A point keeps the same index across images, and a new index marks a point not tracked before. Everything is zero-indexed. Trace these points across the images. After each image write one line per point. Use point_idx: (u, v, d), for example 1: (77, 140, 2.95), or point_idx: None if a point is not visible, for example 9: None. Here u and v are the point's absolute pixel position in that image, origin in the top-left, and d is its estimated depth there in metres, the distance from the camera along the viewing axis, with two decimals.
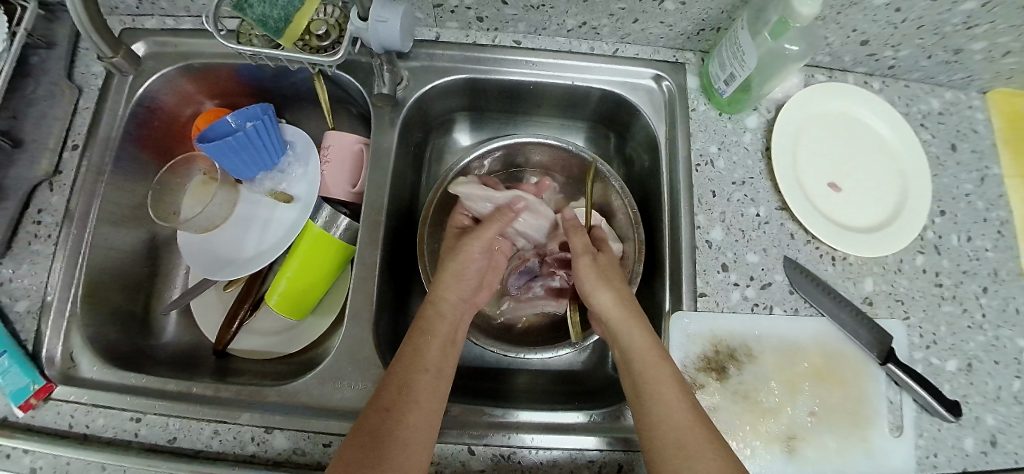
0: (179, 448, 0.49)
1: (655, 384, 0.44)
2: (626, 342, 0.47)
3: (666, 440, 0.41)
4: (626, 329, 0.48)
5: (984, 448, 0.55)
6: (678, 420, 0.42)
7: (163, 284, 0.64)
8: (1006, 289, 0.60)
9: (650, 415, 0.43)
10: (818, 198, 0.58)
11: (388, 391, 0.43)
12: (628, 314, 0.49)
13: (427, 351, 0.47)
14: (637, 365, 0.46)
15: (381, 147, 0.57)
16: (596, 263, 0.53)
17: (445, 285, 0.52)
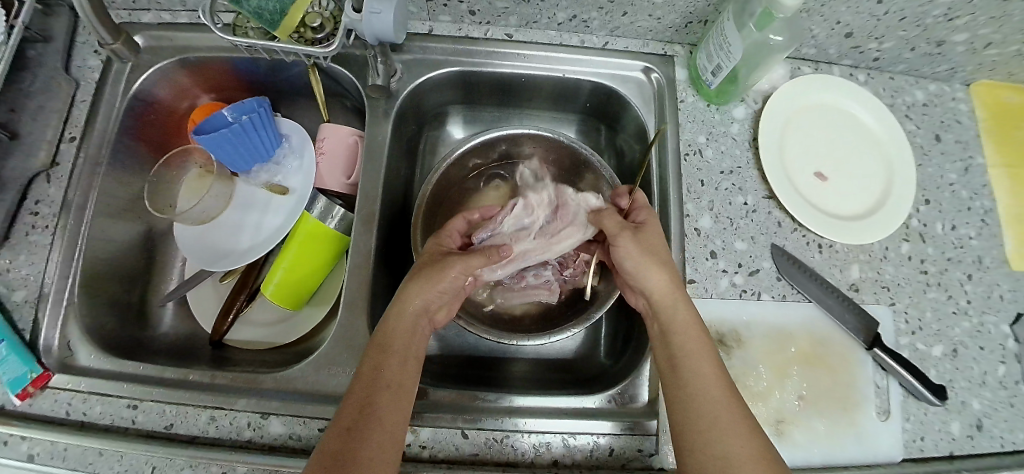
0: (177, 434, 0.50)
1: (695, 363, 0.44)
2: (670, 317, 0.47)
3: (702, 422, 0.42)
4: (671, 305, 0.47)
5: (971, 432, 0.58)
6: (715, 405, 0.42)
7: (158, 276, 0.64)
8: (990, 276, 0.62)
9: (688, 394, 0.43)
10: (804, 187, 0.58)
11: (360, 379, 0.43)
12: (675, 290, 0.48)
13: (387, 370, 0.44)
14: (675, 341, 0.46)
15: (374, 138, 0.58)
16: (651, 240, 0.49)
17: (421, 278, 0.49)
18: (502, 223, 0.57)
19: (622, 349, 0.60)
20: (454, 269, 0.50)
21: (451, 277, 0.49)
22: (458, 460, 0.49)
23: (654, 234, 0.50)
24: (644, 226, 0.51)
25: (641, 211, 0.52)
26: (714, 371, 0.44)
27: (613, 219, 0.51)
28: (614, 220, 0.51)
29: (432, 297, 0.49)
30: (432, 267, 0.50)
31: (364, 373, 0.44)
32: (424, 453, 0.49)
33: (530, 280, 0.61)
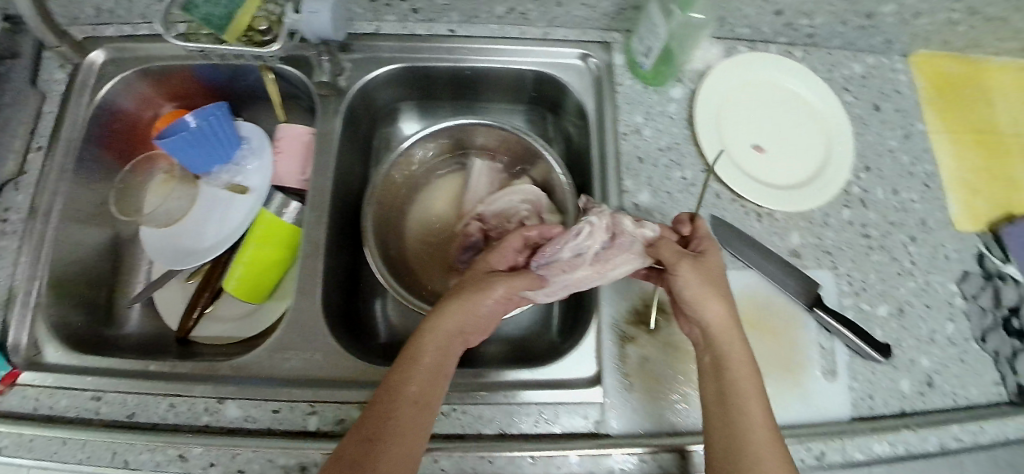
0: (138, 423, 0.52)
1: (745, 402, 0.43)
2: (727, 347, 0.45)
3: (740, 462, 0.40)
4: (728, 338, 0.45)
5: (922, 389, 0.60)
6: (757, 448, 0.40)
7: (125, 278, 0.66)
8: (936, 237, 0.64)
9: (731, 433, 0.42)
10: (741, 158, 0.59)
11: (378, 404, 0.42)
12: (732, 324, 0.46)
13: (409, 387, 0.42)
14: (727, 374, 0.44)
15: (324, 134, 0.60)
16: (708, 268, 0.47)
17: (451, 303, 0.47)
18: (560, 250, 0.52)
19: (572, 326, 0.62)
20: (483, 297, 0.47)
21: (480, 301, 0.47)
22: None
23: (715, 266, 0.48)
24: (705, 255, 0.48)
25: (702, 238, 0.50)
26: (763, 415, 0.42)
27: (667, 250, 0.48)
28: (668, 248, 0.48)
29: (467, 318, 0.47)
30: (466, 298, 0.47)
31: (382, 392, 0.43)
32: None
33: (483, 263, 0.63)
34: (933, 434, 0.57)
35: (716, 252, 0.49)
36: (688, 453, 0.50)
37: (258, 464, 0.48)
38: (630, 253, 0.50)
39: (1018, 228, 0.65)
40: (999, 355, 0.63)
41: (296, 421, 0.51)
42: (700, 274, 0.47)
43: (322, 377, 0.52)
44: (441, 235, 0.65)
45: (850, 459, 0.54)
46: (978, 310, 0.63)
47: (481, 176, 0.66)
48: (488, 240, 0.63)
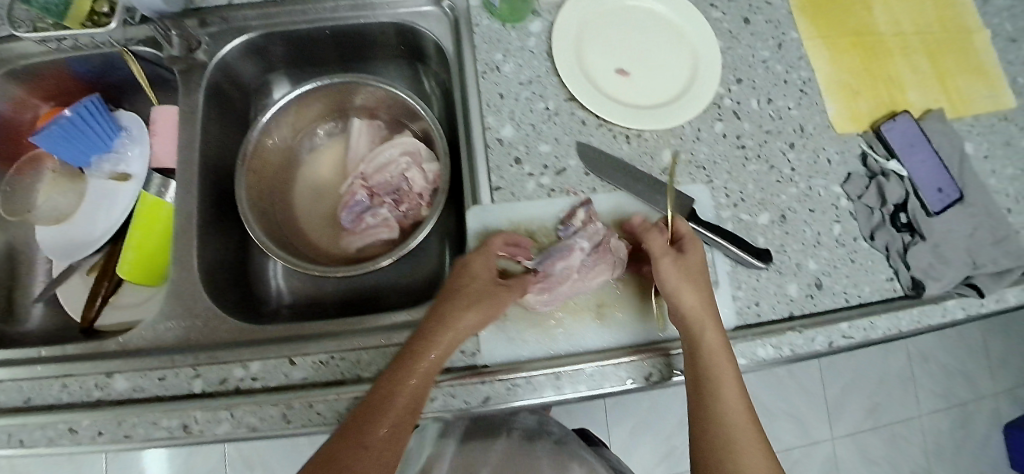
0: (34, 406, 0.52)
1: (718, 389, 0.47)
2: (700, 336, 0.48)
3: (721, 443, 0.47)
4: (700, 330, 0.48)
5: (811, 292, 0.60)
6: (734, 427, 0.47)
7: (25, 278, 0.67)
8: (816, 142, 0.64)
9: (709, 417, 0.48)
10: (604, 84, 0.59)
11: (359, 415, 0.44)
12: (708, 308, 0.49)
13: (395, 405, 0.43)
14: (703, 361, 0.48)
15: (189, 109, 0.60)
16: (687, 265, 0.50)
17: (439, 328, 0.47)
18: (557, 263, 0.53)
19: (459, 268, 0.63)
20: (481, 307, 0.48)
21: (462, 326, 0.47)
22: (288, 385, 0.50)
23: (695, 261, 0.51)
24: (688, 254, 0.51)
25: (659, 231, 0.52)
26: (736, 396, 0.48)
27: (657, 241, 0.51)
28: (657, 237, 0.51)
29: (451, 334, 0.47)
30: (448, 325, 0.47)
31: (365, 403, 0.44)
32: (256, 385, 0.51)
33: (369, 220, 0.64)
34: (820, 334, 0.58)
35: (698, 247, 0.52)
36: (673, 356, 0.53)
37: (143, 427, 0.49)
38: (596, 270, 0.53)
39: (899, 123, 0.65)
40: (889, 250, 0.63)
41: (182, 386, 0.51)
42: (675, 270, 0.50)
43: (204, 340, 0.54)
44: (328, 197, 0.68)
45: None
46: (865, 209, 0.63)
47: (360, 135, 0.68)
48: (373, 197, 0.64)
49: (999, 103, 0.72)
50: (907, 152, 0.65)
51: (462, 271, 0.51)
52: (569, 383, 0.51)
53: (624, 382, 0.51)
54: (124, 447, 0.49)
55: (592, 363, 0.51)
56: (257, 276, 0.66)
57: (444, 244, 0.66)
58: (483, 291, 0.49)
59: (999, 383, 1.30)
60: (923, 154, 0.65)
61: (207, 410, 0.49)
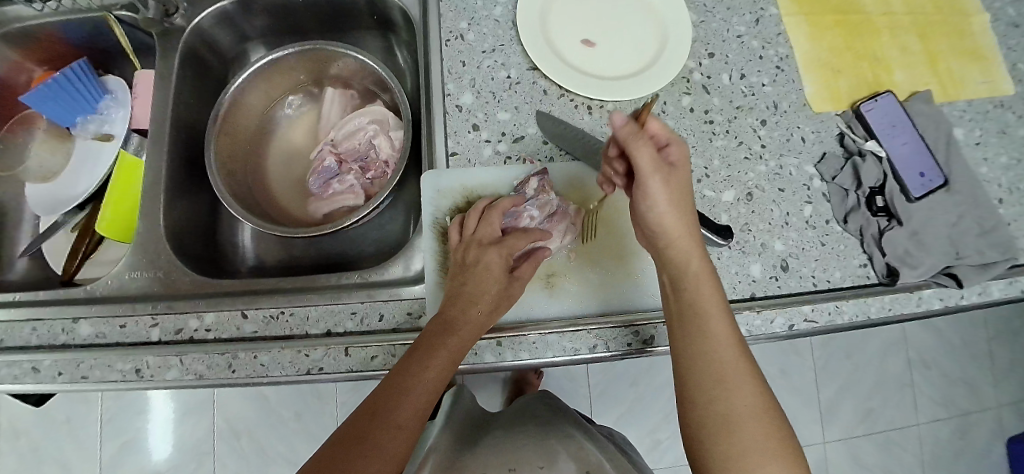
0: (4, 347, 0.53)
1: (705, 321, 0.44)
2: (681, 268, 0.46)
3: (709, 377, 0.43)
4: (685, 254, 0.46)
5: (776, 274, 0.58)
6: (727, 363, 0.43)
7: (11, 233, 0.70)
8: (790, 120, 0.63)
9: (697, 353, 0.44)
10: (569, 54, 0.59)
11: (383, 390, 0.44)
12: (690, 232, 0.46)
13: (416, 383, 0.44)
14: (687, 294, 0.46)
15: (164, 72, 0.63)
16: (673, 183, 0.46)
17: (461, 308, 0.47)
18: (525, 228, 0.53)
19: None
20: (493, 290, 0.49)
21: (479, 319, 0.48)
22: (239, 338, 0.51)
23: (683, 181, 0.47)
24: (675, 168, 0.47)
25: (643, 143, 0.44)
26: (727, 332, 0.44)
27: (646, 155, 0.44)
28: (647, 153, 0.44)
29: (474, 309, 0.48)
30: (467, 321, 0.47)
31: (382, 393, 0.44)
32: (209, 337, 0.52)
33: (336, 187, 0.65)
34: (780, 316, 0.56)
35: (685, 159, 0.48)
36: (639, 329, 0.52)
37: (99, 370, 0.50)
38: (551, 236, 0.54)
39: (881, 103, 0.63)
40: (863, 235, 0.60)
41: (141, 333, 0.52)
42: (664, 188, 0.45)
43: (166, 292, 0.56)
44: (301, 164, 0.70)
45: None
46: (839, 191, 0.61)
47: (333, 104, 0.69)
48: (341, 164, 0.65)
49: (995, 89, 0.67)
50: (886, 133, 0.62)
51: (481, 270, 0.49)
52: (512, 351, 0.51)
53: (571, 353, 0.51)
54: (82, 387, 0.51)
55: (535, 332, 0.51)
56: (228, 238, 0.68)
57: (410, 214, 0.66)
58: (493, 273, 0.49)
59: (1003, 396, 1.25)
60: (904, 135, 0.63)
61: (159, 355, 0.50)
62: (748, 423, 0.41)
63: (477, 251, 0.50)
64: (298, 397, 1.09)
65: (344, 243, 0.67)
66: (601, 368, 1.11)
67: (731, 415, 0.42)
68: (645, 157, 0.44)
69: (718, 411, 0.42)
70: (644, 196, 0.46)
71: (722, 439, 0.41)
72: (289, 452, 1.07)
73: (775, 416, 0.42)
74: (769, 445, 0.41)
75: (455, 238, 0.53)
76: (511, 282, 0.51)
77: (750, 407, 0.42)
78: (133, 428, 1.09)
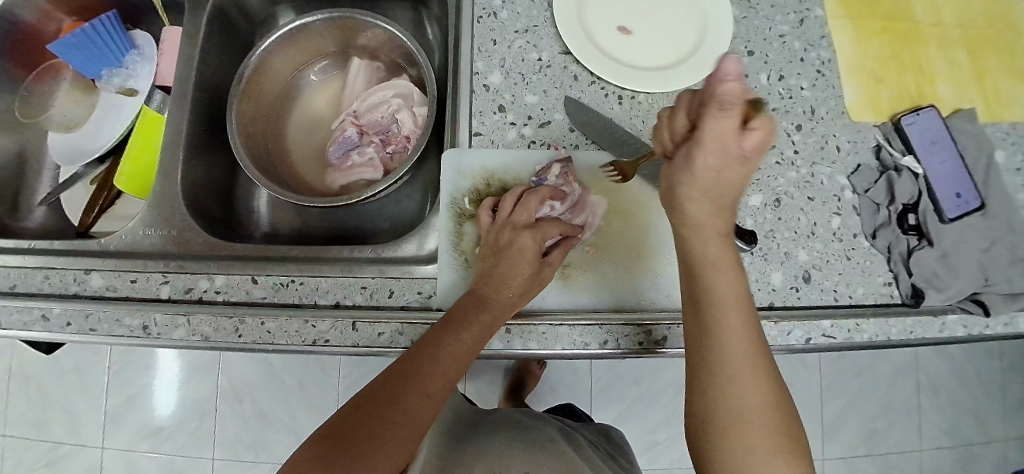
0: (16, 293, 0.53)
1: (723, 314, 0.42)
2: (703, 250, 0.43)
3: (720, 371, 0.41)
4: (703, 238, 0.43)
5: (797, 284, 0.56)
6: (738, 354, 0.41)
7: (32, 181, 0.71)
8: (826, 127, 0.61)
9: (710, 347, 0.42)
10: (604, 41, 0.58)
11: (417, 351, 0.44)
12: (718, 212, 0.42)
13: (442, 359, 0.44)
14: (704, 281, 0.43)
15: (192, 30, 0.62)
16: (727, 170, 0.40)
17: (493, 287, 0.48)
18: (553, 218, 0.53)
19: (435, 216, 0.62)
20: (523, 274, 0.48)
21: (509, 303, 0.48)
22: (248, 302, 0.51)
23: (733, 178, 0.41)
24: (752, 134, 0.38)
25: (732, 110, 0.37)
26: (744, 327, 0.42)
27: (726, 122, 0.37)
28: (729, 124, 0.37)
29: (509, 288, 0.48)
30: (498, 298, 0.47)
31: (400, 365, 0.44)
32: (218, 299, 0.51)
33: (355, 159, 0.64)
34: (797, 328, 0.55)
35: (761, 152, 0.39)
36: (652, 329, 0.50)
37: (108, 323, 0.50)
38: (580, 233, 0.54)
39: (922, 117, 0.61)
40: (891, 253, 0.58)
41: (151, 290, 0.52)
42: (714, 172, 0.40)
43: (178, 251, 0.56)
44: (321, 133, 0.69)
45: None
46: (870, 205, 0.59)
47: (358, 75, 0.69)
48: (362, 136, 0.65)
49: None
50: (925, 149, 0.60)
51: (515, 254, 0.49)
52: (521, 339, 0.50)
53: (578, 348, 0.49)
54: (89, 339, 0.51)
55: (546, 322, 0.50)
56: (243, 203, 0.68)
57: (427, 193, 0.65)
58: (523, 255, 0.48)
59: (1012, 430, 1.21)
60: (944, 153, 0.60)
61: (166, 313, 0.50)
62: (757, 416, 0.40)
63: (511, 235, 0.50)
64: (302, 366, 1.09)
65: (359, 216, 0.66)
66: (605, 364, 1.10)
67: (743, 413, 0.40)
68: (728, 125, 0.37)
69: (728, 405, 0.40)
70: (690, 172, 0.40)
71: (729, 435, 0.40)
72: (288, 419, 1.07)
73: (782, 411, 0.41)
74: (774, 442, 0.39)
75: (488, 219, 0.52)
76: (543, 268, 0.50)
77: (759, 410, 0.40)
78: (140, 382, 1.10)
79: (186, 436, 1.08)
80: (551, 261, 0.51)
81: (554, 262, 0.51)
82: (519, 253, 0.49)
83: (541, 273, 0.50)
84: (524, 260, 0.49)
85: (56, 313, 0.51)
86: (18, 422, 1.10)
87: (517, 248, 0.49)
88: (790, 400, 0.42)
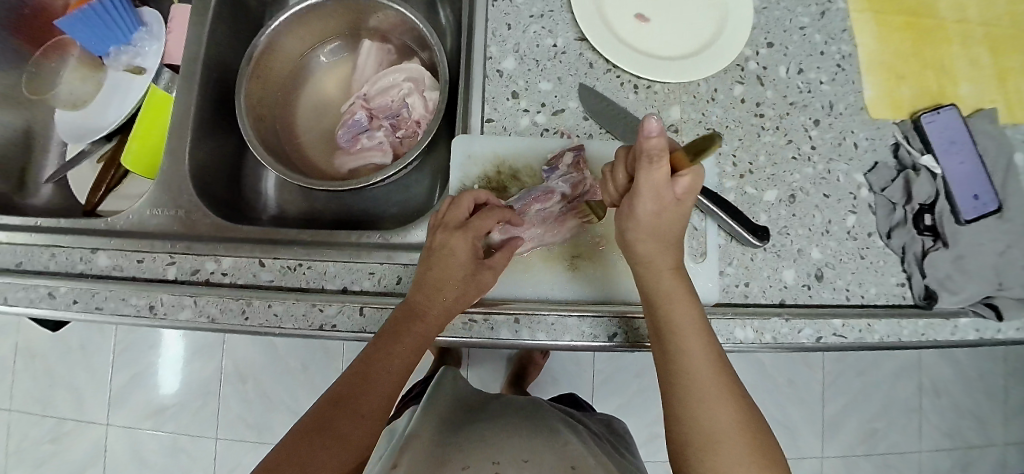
0: (23, 270, 0.53)
1: (681, 341, 0.44)
2: (654, 284, 0.46)
3: (689, 395, 0.43)
4: (655, 275, 0.46)
5: (809, 282, 0.55)
6: (700, 379, 0.43)
7: (38, 157, 0.70)
8: (844, 122, 0.60)
9: (674, 372, 0.44)
10: (621, 29, 0.57)
11: (360, 366, 0.45)
12: (664, 249, 0.45)
13: (381, 380, 0.45)
14: (660, 311, 0.45)
15: (200, 7, 0.61)
16: (664, 215, 0.43)
17: (424, 296, 0.46)
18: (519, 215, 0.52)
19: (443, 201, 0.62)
20: (455, 281, 0.47)
21: (443, 308, 0.46)
22: (254, 285, 0.50)
23: (673, 217, 0.44)
24: (679, 182, 0.42)
25: (659, 161, 0.38)
26: (703, 347, 0.44)
27: (659, 174, 0.39)
28: (660, 174, 0.39)
29: (441, 296, 0.46)
30: (432, 307, 0.46)
31: (351, 374, 0.46)
32: (225, 282, 0.51)
33: (364, 142, 0.63)
34: (808, 326, 0.54)
35: (692, 195, 0.43)
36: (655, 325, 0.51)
37: (113, 303, 0.50)
38: (528, 226, 0.52)
39: (942, 116, 0.59)
40: (905, 253, 0.57)
41: (158, 271, 0.52)
42: (653, 214, 0.43)
43: (185, 232, 0.56)
44: (330, 116, 0.68)
45: None
46: (885, 204, 0.58)
47: (368, 56, 0.67)
48: (371, 120, 0.64)
49: None
50: (944, 149, 0.59)
51: (444, 257, 0.47)
52: (528, 330, 0.49)
53: (586, 340, 0.49)
54: (96, 318, 0.51)
55: (554, 312, 0.49)
56: (250, 185, 0.67)
57: (436, 179, 0.65)
58: (451, 259, 0.47)
59: (1011, 435, 1.21)
60: (963, 154, 0.59)
61: (173, 294, 0.50)
62: (730, 440, 0.41)
63: (443, 236, 0.49)
64: (305, 350, 1.09)
65: (366, 202, 0.66)
66: (608, 356, 1.10)
67: (713, 432, 0.42)
68: (660, 176, 0.39)
69: (700, 424, 0.42)
70: (632, 215, 0.44)
71: (705, 455, 0.42)
72: (291, 401, 1.08)
73: (754, 430, 0.42)
74: (750, 459, 0.41)
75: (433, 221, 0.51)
76: (481, 272, 0.48)
77: (729, 430, 0.42)
78: (143, 361, 1.11)
79: (190, 416, 1.09)
80: (493, 262, 0.49)
81: (496, 263, 0.49)
82: (448, 254, 0.47)
83: (478, 275, 0.48)
84: (454, 262, 0.47)
85: (62, 292, 0.51)
86: (23, 398, 1.11)
87: (445, 251, 0.48)
88: (761, 420, 0.44)
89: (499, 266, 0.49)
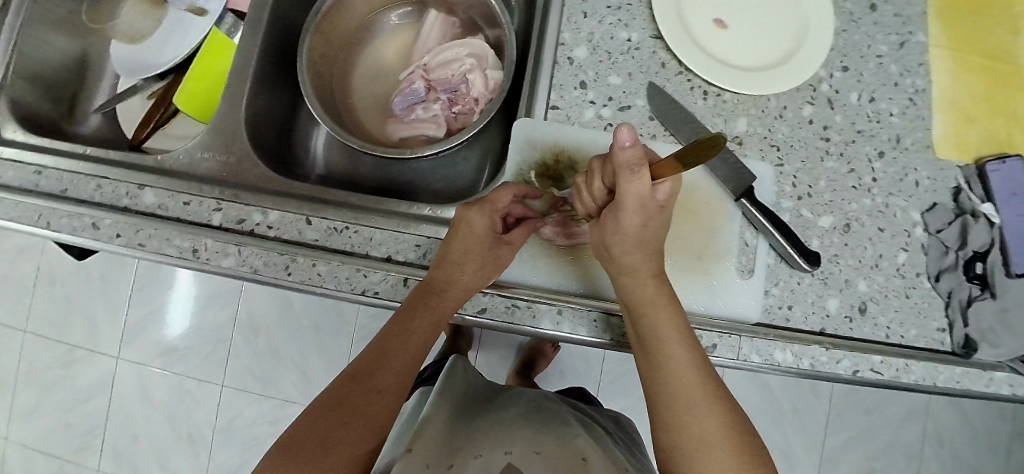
0: (67, 197, 0.53)
1: (665, 348, 0.44)
2: (637, 291, 0.45)
3: (675, 405, 0.43)
4: (638, 283, 0.45)
5: (851, 315, 0.54)
6: (687, 390, 0.43)
7: (92, 86, 0.71)
8: (909, 158, 0.58)
9: (660, 380, 0.44)
10: (698, 32, 0.55)
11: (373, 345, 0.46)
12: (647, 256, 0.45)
13: (395, 357, 0.46)
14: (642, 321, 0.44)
15: None
16: (652, 221, 0.44)
17: (438, 272, 0.46)
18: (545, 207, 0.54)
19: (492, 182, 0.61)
20: (472, 257, 0.47)
21: (461, 284, 0.47)
22: (298, 242, 0.50)
23: (659, 224, 0.45)
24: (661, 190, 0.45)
25: (640, 170, 0.38)
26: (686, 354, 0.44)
27: (641, 185, 0.39)
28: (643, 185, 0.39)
29: (457, 273, 0.46)
30: (450, 283, 0.46)
31: (368, 352, 0.46)
32: (269, 236, 0.50)
33: (419, 113, 0.63)
34: (847, 358, 0.53)
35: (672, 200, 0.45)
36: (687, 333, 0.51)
37: (156, 241, 0.50)
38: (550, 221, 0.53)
39: (1007, 166, 0.57)
40: (951, 299, 0.55)
41: (202, 215, 0.51)
42: (640, 227, 0.43)
43: (233, 179, 0.56)
44: (385, 82, 0.67)
45: (740, 357, 0.52)
46: (939, 246, 0.56)
47: (432, 26, 0.66)
48: (428, 91, 0.63)
49: None
50: (1009, 198, 0.57)
51: (461, 234, 0.48)
52: (570, 323, 0.48)
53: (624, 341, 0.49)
54: (135, 254, 0.51)
55: (597, 309, 0.49)
56: (298, 141, 0.67)
57: (485, 158, 0.64)
58: (471, 235, 0.48)
59: None
60: None
61: (217, 241, 0.50)
62: (718, 452, 0.42)
63: (463, 212, 0.49)
64: (320, 311, 1.09)
65: (412, 173, 0.65)
66: (617, 358, 1.10)
67: (699, 443, 0.42)
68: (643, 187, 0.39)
69: (688, 433, 0.42)
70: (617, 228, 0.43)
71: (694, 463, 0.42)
72: (299, 360, 1.08)
73: (738, 437, 0.43)
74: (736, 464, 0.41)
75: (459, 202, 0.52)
76: (500, 247, 0.49)
77: (716, 440, 0.42)
78: (159, 300, 1.12)
79: (197, 361, 1.10)
80: (512, 238, 0.50)
81: (512, 242, 0.50)
82: (466, 230, 0.48)
83: (494, 251, 0.49)
84: (473, 238, 0.48)
85: (105, 224, 0.51)
86: (39, 320, 1.13)
87: (463, 227, 0.48)
88: (746, 426, 0.44)
89: (515, 244, 0.50)
